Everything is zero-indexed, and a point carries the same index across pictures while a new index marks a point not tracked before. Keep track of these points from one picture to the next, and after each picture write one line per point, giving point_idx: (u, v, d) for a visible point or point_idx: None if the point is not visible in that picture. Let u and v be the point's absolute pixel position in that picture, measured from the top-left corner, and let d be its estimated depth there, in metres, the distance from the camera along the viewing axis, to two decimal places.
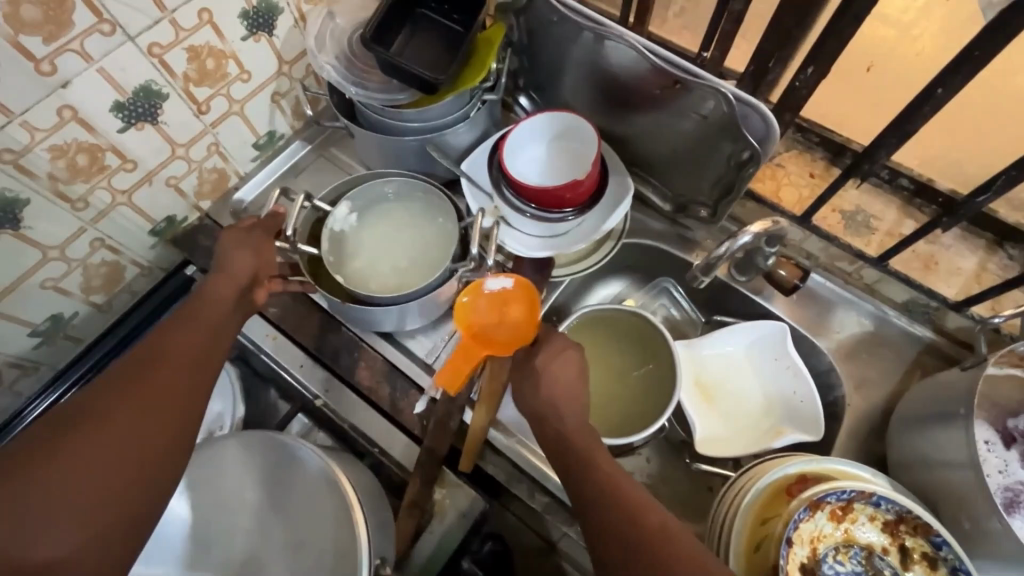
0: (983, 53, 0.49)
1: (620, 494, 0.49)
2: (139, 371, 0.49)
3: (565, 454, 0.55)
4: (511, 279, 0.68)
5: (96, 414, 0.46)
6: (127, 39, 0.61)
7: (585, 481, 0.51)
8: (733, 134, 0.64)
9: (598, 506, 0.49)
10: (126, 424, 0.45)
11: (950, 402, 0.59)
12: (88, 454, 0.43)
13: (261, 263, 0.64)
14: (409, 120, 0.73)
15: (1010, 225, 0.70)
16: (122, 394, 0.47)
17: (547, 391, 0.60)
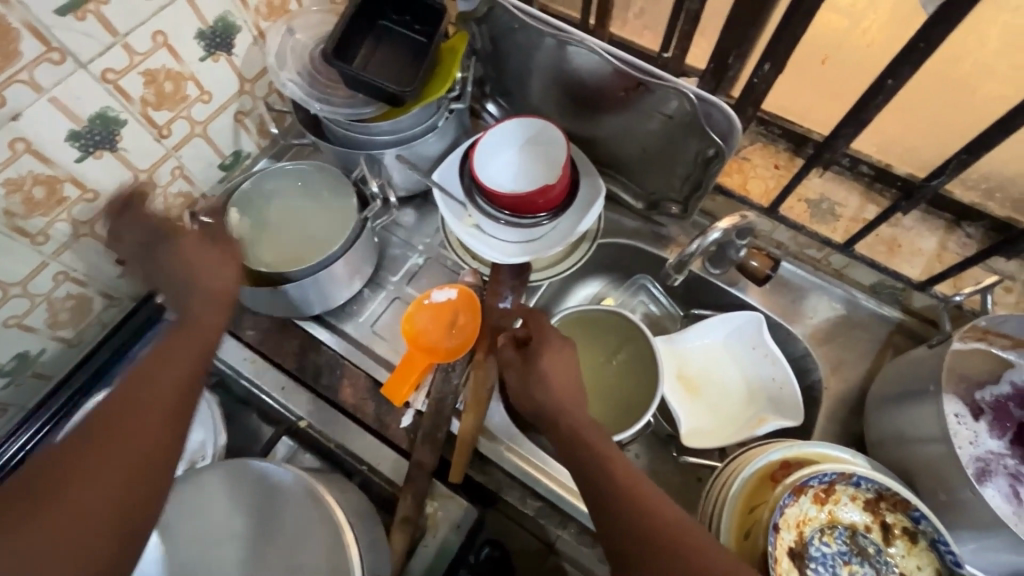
0: (927, 44, 0.51)
1: (631, 488, 0.50)
2: (101, 424, 0.43)
3: (576, 451, 0.54)
4: (455, 289, 0.75)
5: (54, 478, 0.40)
6: (79, 66, 0.59)
7: (592, 478, 0.52)
8: (695, 134, 0.66)
9: (611, 504, 0.49)
10: (75, 496, 0.39)
11: (921, 380, 0.61)
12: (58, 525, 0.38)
13: (228, 273, 0.54)
14: (380, 133, 0.73)
15: (966, 205, 0.73)
16: (78, 454, 0.41)
17: (548, 392, 0.58)
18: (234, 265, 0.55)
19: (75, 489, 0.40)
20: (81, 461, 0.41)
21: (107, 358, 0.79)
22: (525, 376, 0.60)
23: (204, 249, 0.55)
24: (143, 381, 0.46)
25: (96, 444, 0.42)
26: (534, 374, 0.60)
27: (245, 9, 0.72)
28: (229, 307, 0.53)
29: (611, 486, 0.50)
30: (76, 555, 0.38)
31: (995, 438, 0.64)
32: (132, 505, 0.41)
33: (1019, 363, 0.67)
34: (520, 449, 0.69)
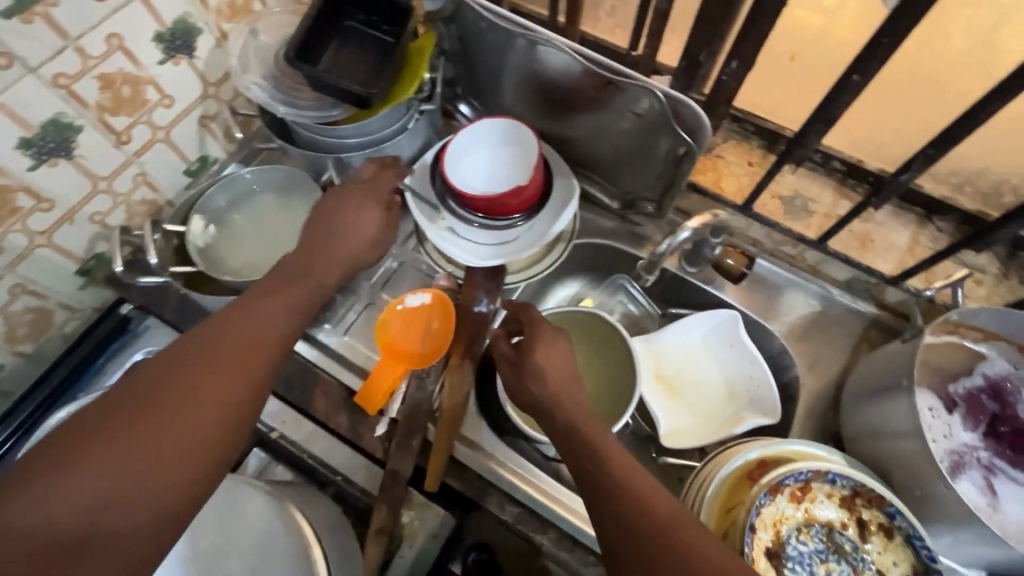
0: (892, 40, 0.51)
1: (630, 490, 0.46)
2: (239, 324, 0.51)
3: (575, 449, 0.52)
4: (428, 293, 0.74)
5: (204, 357, 0.47)
6: (28, 71, 0.57)
7: (591, 476, 0.49)
8: (665, 133, 0.66)
9: (609, 500, 0.47)
10: (220, 374, 0.47)
11: (894, 375, 0.61)
12: (188, 397, 0.44)
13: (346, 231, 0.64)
14: (348, 136, 0.71)
15: (936, 199, 0.74)
16: (222, 343, 0.49)
17: (539, 389, 0.58)
18: (362, 230, 0.65)
19: (206, 375, 0.46)
20: (208, 354, 0.47)
21: (67, 374, 0.75)
22: (518, 372, 0.60)
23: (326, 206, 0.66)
24: (268, 307, 0.54)
25: (217, 344, 0.48)
26: (526, 370, 0.60)
27: (206, 10, 0.70)
28: (334, 266, 0.62)
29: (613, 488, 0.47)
30: (215, 420, 0.45)
31: (969, 430, 0.65)
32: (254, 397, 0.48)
33: (991, 355, 0.68)
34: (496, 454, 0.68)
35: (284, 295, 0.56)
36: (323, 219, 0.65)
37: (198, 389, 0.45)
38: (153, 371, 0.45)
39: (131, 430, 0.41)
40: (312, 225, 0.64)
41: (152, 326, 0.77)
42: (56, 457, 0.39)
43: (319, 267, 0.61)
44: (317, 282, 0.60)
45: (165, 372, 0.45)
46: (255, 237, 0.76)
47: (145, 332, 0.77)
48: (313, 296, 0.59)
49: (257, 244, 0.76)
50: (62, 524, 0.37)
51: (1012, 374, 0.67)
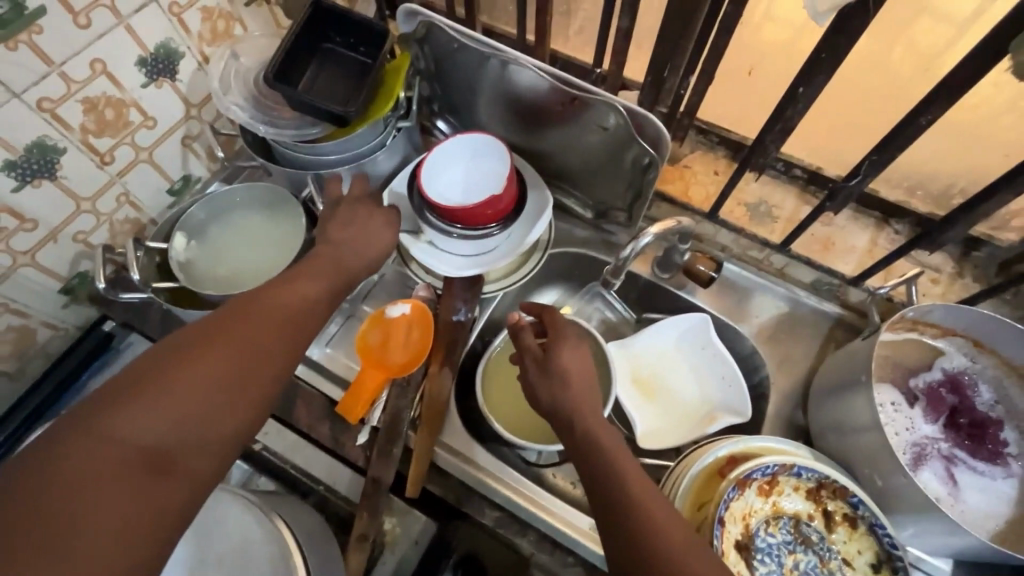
0: (833, 53, 0.55)
1: (635, 503, 0.48)
2: (261, 303, 0.52)
3: (589, 456, 0.54)
4: (409, 304, 0.75)
5: (229, 332, 0.48)
6: (13, 95, 0.59)
7: (605, 483, 0.51)
8: (630, 146, 0.69)
9: (618, 511, 0.49)
10: (246, 348, 0.48)
11: (854, 370, 0.64)
12: (239, 351, 0.48)
13: (367, 237, 0.67)
14: (327, 153, 0.73)
15: (891, 203, 0.77)
16: (246, 320, 0.50)
17: (562, 394, 0.58)
18: (384, 233, 0.68)
19: (250, 335, 0.49)
20: (256, 316, 0.51)
21: (52, 390, 0.77)
22: (544, 374, 0.60)
23: (349, 216, 0.68)
24: (302, 283, 0.57)
25: (262, 308, 0.52)
26: (553, 371, 0.60)
27: (188, 35, 0.73)
28: (360, 260, 0.65)
29: (622, 504, 0.49)
30: (242, 391, 0.46)
31: (930, 423, 0.67)
32: (277, 371, 0.50)
33: (949, 350, 0.70)
34: (476, 460, 0.69)
35: (316, 274, 0.59)
36: (348, 219, 0.68)
37: (247, 347, 0.48)
38: (204, 327, 0.48)
39: (187, 375, 0.44)
40: (340, 221, 0.67)
41: (135, 342, 0.81)
42: (95, 414, 0.40)
43: (346, 255, 0.64)
44: (346, 266, 0.63)
45: (213, 329, 0.48)
46: (238, 251, 0.77)
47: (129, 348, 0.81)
48: (336, 286, 0.61)
49: (237, 259, 0.77)
50: (130, 452, 0.39)
51: (969, 367, 0.70)
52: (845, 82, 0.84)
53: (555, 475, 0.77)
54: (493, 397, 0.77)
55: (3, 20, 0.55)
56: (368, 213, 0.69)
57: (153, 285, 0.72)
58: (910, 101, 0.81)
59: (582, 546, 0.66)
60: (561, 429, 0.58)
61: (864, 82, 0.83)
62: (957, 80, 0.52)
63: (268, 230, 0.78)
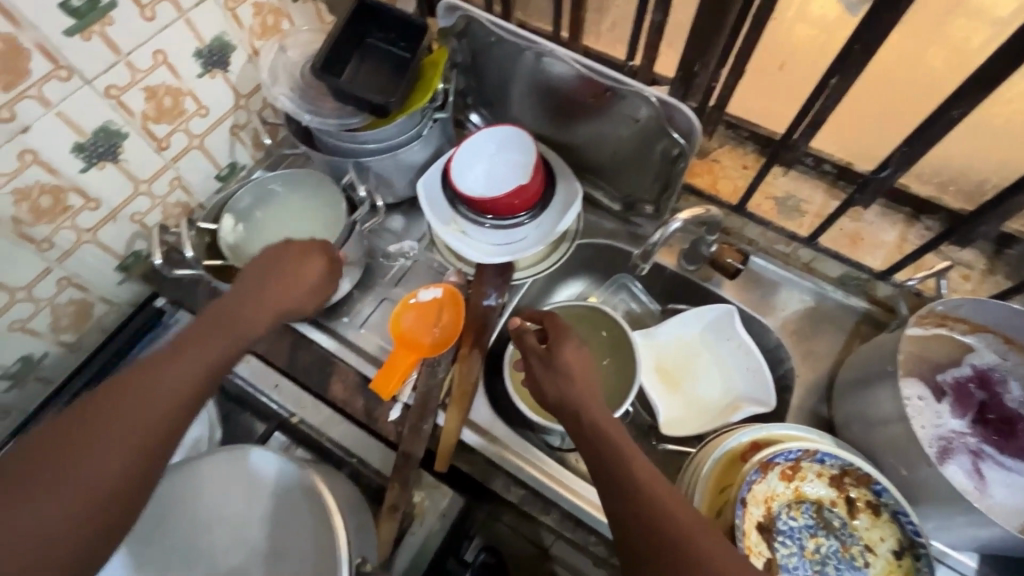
0: (868, 47, 0.56)
1: (647, 495, 0.48)
2: (121, 391, 0.48)
3: (599, 449, 0.54)
4: (441, 288, 0.79)
5: (79, 437, 0.44)
6: (85, 83, 0.64)
7: (614, 476, 0.51)
8: (662, 137, 0.70)
9: (633, 502, 0.48)
10: (94, 452, 0.44)
11: (881, 361, 0.65)
12: (85, 462, 0.43)
13: (277, 292, 0.64)
14: (367, 142, 0.77)
15: (923, 198, 0.76)
16: (100, 418, 0.46)
17: (565, 389, 0.61)
18: (308, 274, 0.67)
19: (121, 422, 0.46)
20: (110, 409, 0.46)
21: (106, 360, 0.82)
22: (549, 369, 0.63)
23: (255, 270, 0.65)
24: (188, 351, 0.53)
25: (133, 396, 0.48)
26: (557, 366, 0.63)
27: (240, 29, 0.77)
28: (261, 315, 0.62)
29: (634, 498, 0.48)
30: (92, 503, 0.43)
31: (958, 417, 0.67)
32: (143, 468, 0.46)
33: (979, 347, 0.70)
34: (507, 442, 0.72)
35: (208, 336, 0.56)
36: (266, 257, 0.66)
37: (95, 455, 0.44)
38: (63, 426, 0.45)
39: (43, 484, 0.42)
40: (254, 267, 0.65)
41: (183, 319, 0.83)
42: None
43: (248, 311, 0.61)
44: (247, 324, 0.60)
45: (70, 427, 0.45)
46: (281, 233, 0.81)
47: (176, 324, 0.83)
48: (226, 351, 0.56)
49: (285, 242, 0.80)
50: None
51: (1000, 364, 0.70)
52: (875, 78, 0.84)
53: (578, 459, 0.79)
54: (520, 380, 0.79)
55: (80, 13, 0.60)
56: (282, 258, 0.66)
57: (204, 263, 0.75)
58: (943, 95, 0.80)
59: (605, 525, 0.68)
60: (568, 423, 0.59)
61: (895, 75, 0.83)
62: (991, 72, 0.53)
63: (311, 215, 0.82)
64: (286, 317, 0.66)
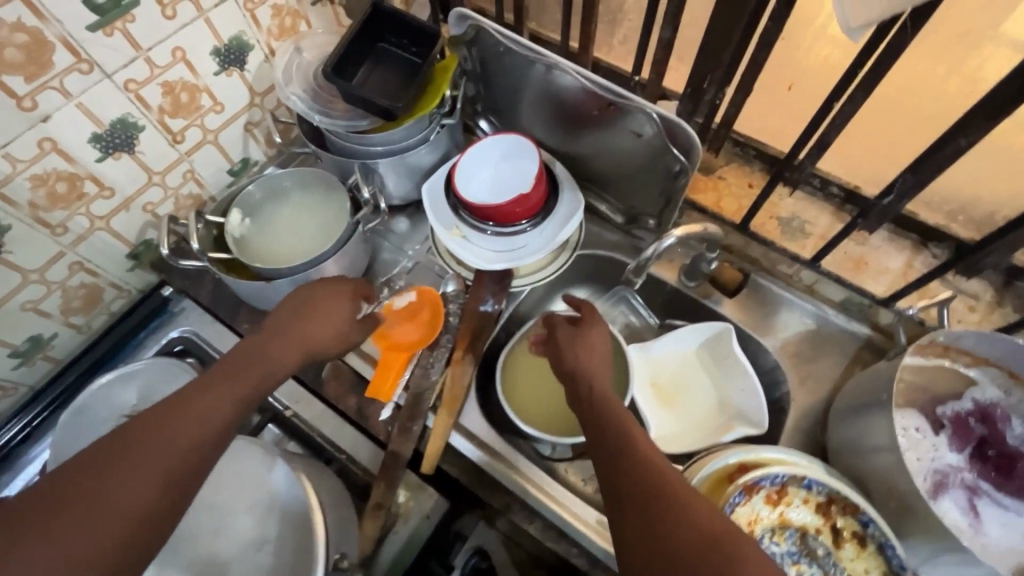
0: (875, 72, 0.56)
1: (639, 452, 0.49)
2: (149, 429, 0.48)
3: (600, 409, 0.56)
4: (415, 291, 0.80)
5: (103, 472, 0.45)
6: (105, 76, 0.66)
7: (614, 433, 0.52)
8: (664, 155, 0.70)
9: (623, 458, 0.49)
10: (117, 490, 0.44)
11: (876, 389, 0.64)
12: (106, 499, 0.43)
13: (309, 334, 0.64)
14: (375, 144, 0.79)
15: (930, 226, 0.76)
16: (126, 453, 0.46)
17: (577, 351, 0.64)
18: (339, 315, 0.67)
19: (144, 458, 0.46)
20: (136, 446, 0.46)
21: (111, 345, 0.83)
22: (571, 339, 0.66)
23: (288, 307, 0.64)
24: (213, 394, 0.53)
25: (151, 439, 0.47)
26: (578, 339, 0.66)
27: (258, 30, 0.80)
28: (292, 355, 0.61)
29: (626, 454, 0.50)
30: (107, 544, 0.42)
31: (955, 452, 0.66)
32: (161, 509, 0.46)
33: (980, 380, 0.69)
34: (497, 450, 0.72)
35: (237, 376, 0.56)
36: (300, 297, 0.66)
37: (116, 493, 0.44)
38: (91, 459, 0.45)
39: (64, 519, 0.42)
40: (285, 305, 0.65)
41: (187, 308, 0.85)
42: None
43: (279, 348, 0.61)
44: (277, 363, 0.60)
45: (97, 462, 0.45)
46: (286, 230, 0.82)
47: (181, 312, 0.85)
48: (253, 392, 0.56)
49: (290, 239, 0.82)
50: None
51: (1003, 400, 0.68)
52: (886, 94, 0.82)
53: (567, 471, 0.81)
54: (513, 388, 0.80)
55: (103, 10, 0.62)
56: (315, 297, 0.66)
57: (209, 255, 0.76)
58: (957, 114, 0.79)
59: (586, 538, 0.68)
60: (575, 389, 0.61)
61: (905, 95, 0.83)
62: (999, 101, 0.52)
63: (316, 212, 0.83)
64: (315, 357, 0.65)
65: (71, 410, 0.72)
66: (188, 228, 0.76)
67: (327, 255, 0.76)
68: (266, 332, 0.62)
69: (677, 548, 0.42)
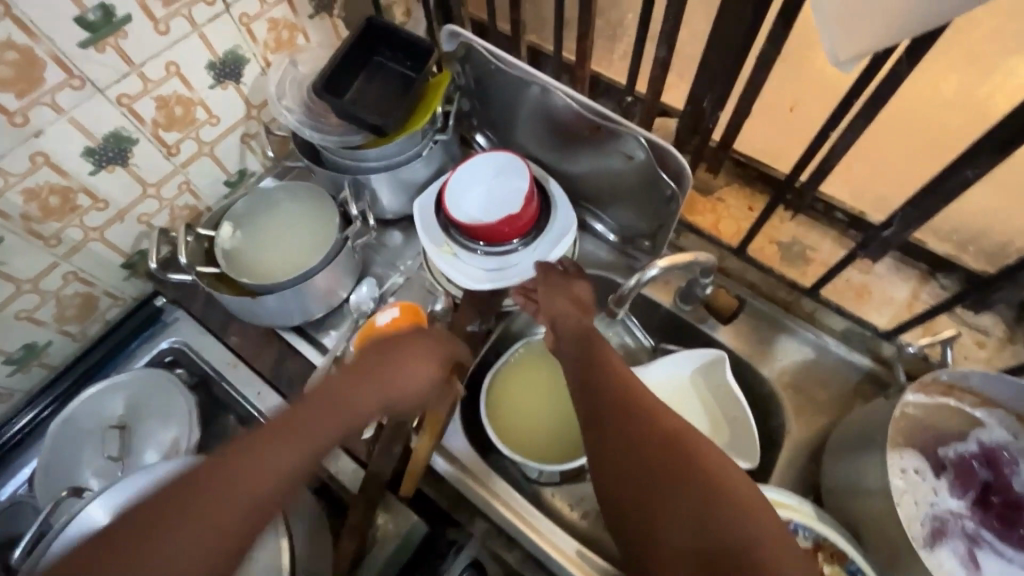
0: (876, 98, 0.53)
1: (630, 377, 0.60)
2: (199, 491, 0.43)
3: (586, 340, 0.66)
4: (398, 306, 0.78)
5: (148, 536, 0.40)
6: (97, 91, 0.66)
7: (604, 360, 0.63)
8: (655, 179, 0.69)
9: (618, 382, 0.59)
10: (158, 559, 0.40)
11: (873, 429, 0.61)
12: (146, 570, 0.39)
13: (394, 385, 0.57)
14: (368, 160, 0.78)
15: (940, 256, 0.74)
16: (173, 517, 0.41)
17: (553, 303, 0.71)
18: (426, 367, 0.60)
19: (189, 527, 0.41)
20: (186, 509, 0.42)
21: (105, 353, 0.84)
22: (558, 284, 0.73)
23: (377, 353, 0.58)
24: (277, 449, 0.47)
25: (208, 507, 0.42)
26: (562, 288, 0.73)
27: (254, 43, 0.79)
28: (370, 406, 0.54)
29: (619, 375, 0.60)
30: None
31: (956, 497, 0.62)
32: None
33: (988, 422, 0.65)
34: (476, 475, 0.70)
35: (310, 427, 0.49)
36: (388, 345, 0.59)
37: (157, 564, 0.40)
38: (140, 516, 0.41)
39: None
40: (376, 351, 0.58)
41: (179, 318, 0.85)
42: None
43: (358, 397, 0.54)
44: (354, 413, 0.53)
45: (146, 522, 0.41)
46: (276, 243, 0.82)
47: (174, 323, 0.85)
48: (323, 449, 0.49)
49: (280, 253, 0.81)
50: None
51: (1011, 443, 0.64)
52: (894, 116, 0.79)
53: (554, 496, 0.79)
54: (498, 412, 0.78)
55: (94, 26, 0.63)
56: (405, 348, 0.59)
57: (197, 269, 0.76)
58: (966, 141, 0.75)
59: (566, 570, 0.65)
60: (558, 327, 0.70)
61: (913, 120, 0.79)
62: (1006, 133, 0.49)
63: (306, 226, 0.83)
64: (392, 412, 0.58)
65: (63, 419, 0.73)
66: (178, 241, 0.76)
67: (313, 271, 0.75)
68: (350, 374, 0.55)
69: (640, 444, 0.54)
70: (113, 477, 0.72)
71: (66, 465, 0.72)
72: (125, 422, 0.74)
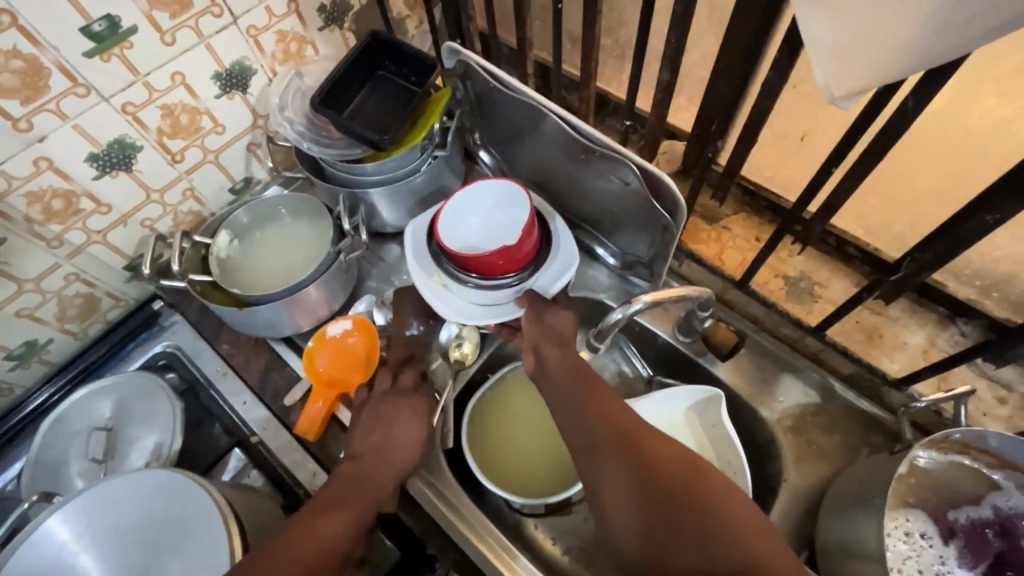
0: (889, 132, 0.50)
1: (619, 411, 0.61)
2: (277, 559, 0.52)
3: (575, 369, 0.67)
4: (349, 320, 0.78)
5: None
6: (102, 99, 0.68)
7: (593, 392, 0.64)
8: (650, 207, 0.66)
9: (609, 413, 0.61)
10: None
11: (872, 489, 0.57)
12: None
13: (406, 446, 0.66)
14: (366, 173, 0.77)
15: (961, 301, 0.72)
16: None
17: (546, 318, 0.71)
18: (415, 421, 0.68)
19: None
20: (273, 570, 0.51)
21: (103, 352, 0.86)
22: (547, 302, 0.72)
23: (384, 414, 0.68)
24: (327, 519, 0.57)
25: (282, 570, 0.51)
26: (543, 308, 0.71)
27: (261, 54, 0.80)
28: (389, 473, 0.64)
29: (607, 408, 0.61)
30: None
31: (966, 568, 0.58)
32: None
33: (1006, 486, 0.60)
34: (452, 504, 0.68)
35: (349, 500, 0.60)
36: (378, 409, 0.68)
37: None
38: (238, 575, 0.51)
39: None
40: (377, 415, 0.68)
41: (177, 323, 0.86)
42: None
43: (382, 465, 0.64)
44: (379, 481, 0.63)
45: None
46: (272, 254, 0.82)
47: (171, 327, 0.86)
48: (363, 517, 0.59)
49: (276, 264, 0.82)
50: None
51: None
52: (905, 154, 0.78)
53: (537, 527, 0.77)
54: (481, 439, 0.77)
55: (100, 37, 0.64)
56: (405, 403, 0.69)
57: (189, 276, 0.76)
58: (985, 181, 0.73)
59: None
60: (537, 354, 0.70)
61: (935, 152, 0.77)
62: None
63: (302, 238, 0.83)
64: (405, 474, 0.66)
65: (55, 418, 0.75)
66: (173, 249, 0.76)
67: (303, 283, 0.75)
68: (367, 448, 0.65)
69: (643, 484, 0.54)
70: (96, 478, 0.73)
71: (53, 463, 0.73)
72: (112, 425, 0.75)
